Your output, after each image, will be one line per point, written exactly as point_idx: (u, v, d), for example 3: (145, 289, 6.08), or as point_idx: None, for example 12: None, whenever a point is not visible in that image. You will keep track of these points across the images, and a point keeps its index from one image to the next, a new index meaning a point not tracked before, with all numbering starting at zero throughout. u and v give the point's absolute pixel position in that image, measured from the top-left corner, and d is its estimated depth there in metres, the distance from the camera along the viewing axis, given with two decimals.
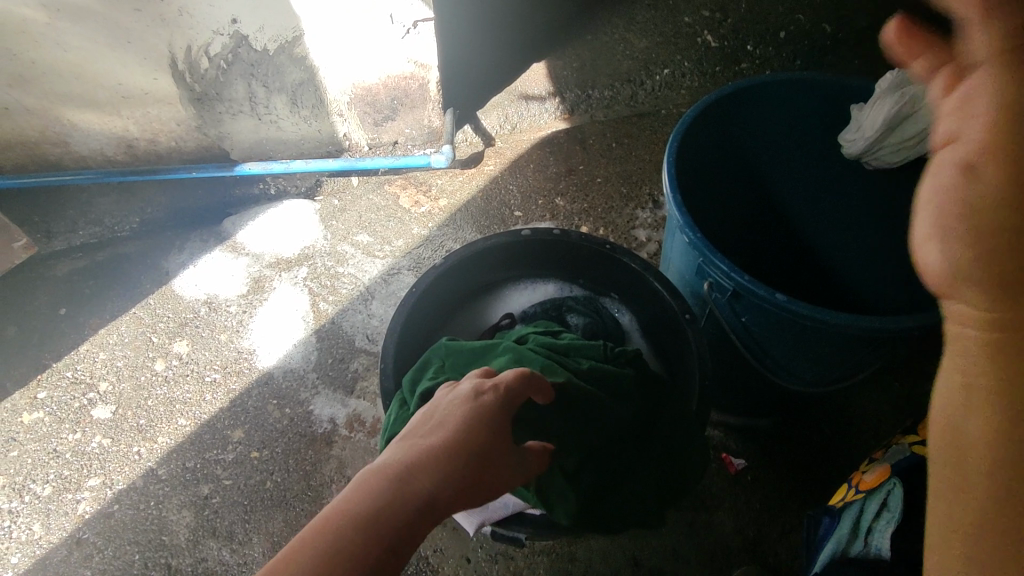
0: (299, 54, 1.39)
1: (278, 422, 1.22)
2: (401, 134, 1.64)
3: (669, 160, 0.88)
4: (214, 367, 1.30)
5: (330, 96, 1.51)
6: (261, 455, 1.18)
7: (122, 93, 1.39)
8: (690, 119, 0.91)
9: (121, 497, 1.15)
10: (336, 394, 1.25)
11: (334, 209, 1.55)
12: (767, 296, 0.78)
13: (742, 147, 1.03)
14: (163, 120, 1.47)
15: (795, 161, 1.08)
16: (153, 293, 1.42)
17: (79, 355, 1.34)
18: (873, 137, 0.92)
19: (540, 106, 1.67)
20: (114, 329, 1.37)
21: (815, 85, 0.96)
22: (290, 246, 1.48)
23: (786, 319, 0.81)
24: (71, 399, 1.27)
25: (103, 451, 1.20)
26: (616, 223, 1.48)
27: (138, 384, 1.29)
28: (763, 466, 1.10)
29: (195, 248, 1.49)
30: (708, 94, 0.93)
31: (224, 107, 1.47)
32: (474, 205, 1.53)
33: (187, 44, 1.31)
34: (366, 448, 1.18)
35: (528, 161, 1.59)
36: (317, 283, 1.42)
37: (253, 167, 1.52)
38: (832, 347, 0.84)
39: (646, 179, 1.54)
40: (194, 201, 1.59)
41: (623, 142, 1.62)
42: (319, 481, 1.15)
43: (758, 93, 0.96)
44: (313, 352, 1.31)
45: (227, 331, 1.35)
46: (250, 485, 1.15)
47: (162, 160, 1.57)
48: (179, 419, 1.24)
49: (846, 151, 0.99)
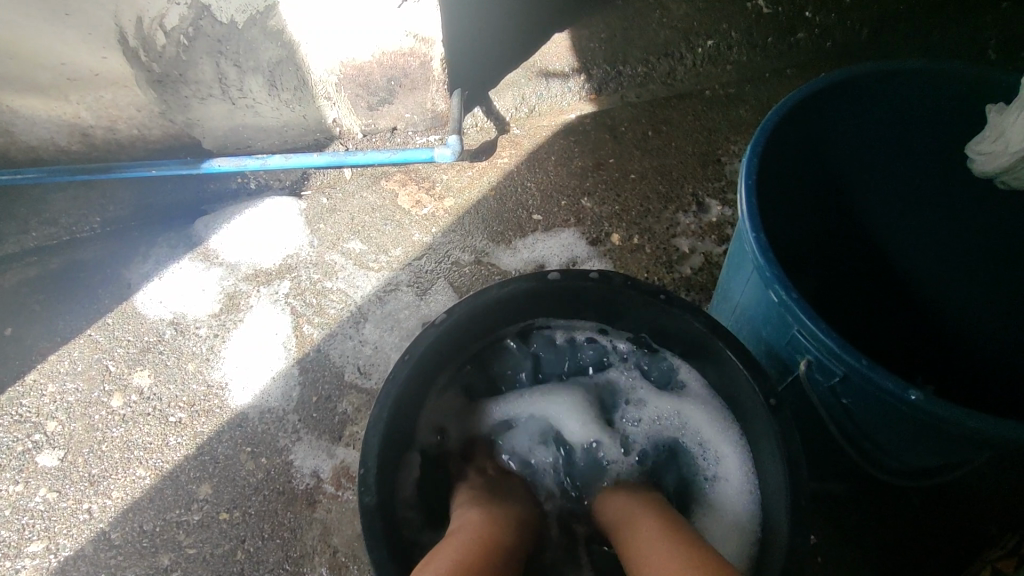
0: (274, 27, 1.15)
1: (251, 475, 1.03)
2: (400, 119, 1.39)
3: (745, 187, 0.66)
4: (179, 405, 1.11)
5: (315, 76, 1.27)
6: (231, 517, 1.00)
7: (67, 75, 1.17)
8: (771, 127, 0.69)
9: (67, 567, 0.98)
10: (321, 441, 1.05)
11: (322, 210, 1.32)
12: (895, 389, 0.56)
13: (828, 158, 0.80)
14: (120, 106, 1.25)
15: (896, 173, 0.84)
16: (111, 311, 1.23)
17: (25, 387, 1.15)
18: (1022, 152, 0.70)
19: (562, 85, 1.41)
20: (65, 356, 1.18)
21: (935, 77, 0.73)
22: (269, 255, 1.27)
23: (910, 413, 0.59)
24: (14, 441, 1.10)
25: (48, 509, 1.03)
26: (653, 231, 1.24)
27: (91, 425, 1.10)
28: (840, 549, 0.87)
29: (160, 256, 1.28)
30: (794, 92, 0.70)
31: (190, 90, 1.24)
32: (485, 207, 1.30)
33: (137, 16, 1.08)
34: (356, 511, 0.99)
35: (549, 153, 1.35)
36: (301, 302, 1.21)
37: (223, 164, 1.29)
38: (965, 443, 0.62)
39: (688, 177, 1.30)
40: (160, 199, 1.37)
41: (661, 130, 1.36)
42: (300, 551, 0.97)
43: (855, 91, 0.74)
44: (295, 388, 1.11)
45: (194, 360, 1.16)
46: (218, 555, 0.98)
47: (123, 152, 1.35)
48: (137, 468, 1.05)
49: (975, 167, 0.77)
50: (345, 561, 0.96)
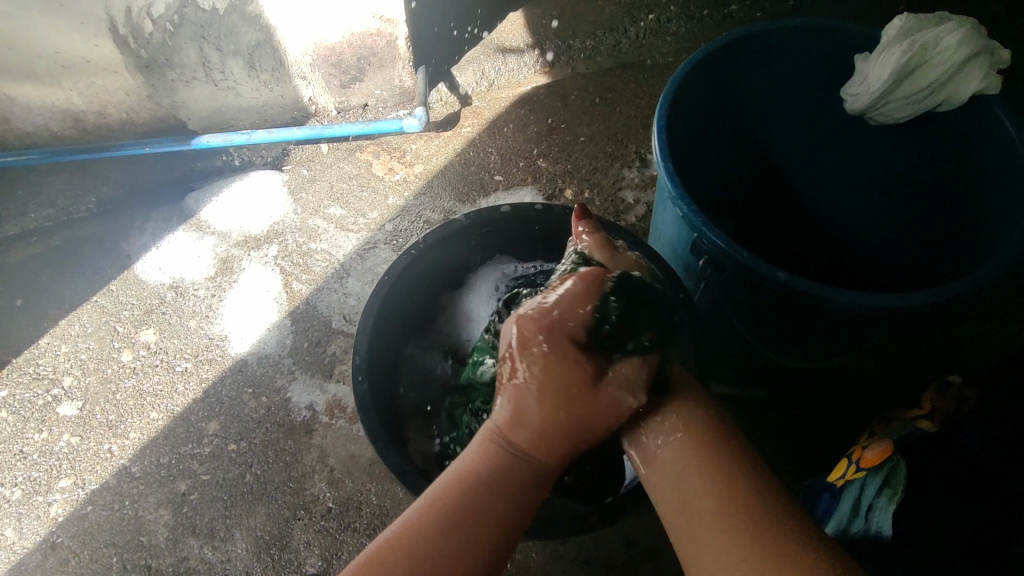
0: (253, 13, 1.27)
1: (254, 411, 1.17)
2: (371, 96, 1.52)
3: (658, 125, 0.81)
4: (184, 356, 1.24)
5: (291, 57, 1.39)
6: (238, 448, 1.14)
7: (60, 64, 1.27)
8: (681, 77, 0.84)
9: (95, 498, 1.11)
10: (314, 379, 1.19)
11: (302, 180, 1.45)
12: (769, 274, 0.72)
13: (736, 105, 0.95)
14: (110, 91, 1.36)
15: (796, 119, 0.99)
16: (114, 279, 1.34)
17: (40, 350, 1.27)
18: (879, 91, 0.85)
19: (518, 59, 1.53)
20: (75, 320, 1.30)
21: (816, 34, 0.88)
22: (257, 222, 1.39)
23: (789, 298, 0.75)
24: (35, 396, 1.22)
25: (72, 450, 1.16)
26: (602, 185, 1.39)
27: (105, 377, 1.23)
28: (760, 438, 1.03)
29: (156, 229, 1.40)
30: (698, 49, 0.85)
31: (175, 73, 1.35)
32: (452, 170, 1.43)
33: (126, 6, 1.19)
34: (348, 435, 1.14)
35: (508, 121, 1.49)
36: (288, 262, 1.34)
37: (211, 139, 1.41)
38: (833, 321, 0.78)
39: (633, 137, 1.45)
40: (153, 176, 1.47)
41: (608, 96, 1.50)
42: (301, 471, 1.11)
43: (754, 46, 0.88)
44: (288, 336, 1.24)
45: (195, 318, 1.28)
46: (229, 479, 1.11)
47: (114, 135, 1.46)
48: (150, 412, 1.18)
49: (848, 107, 0.91)
50: (341, 477, 1.10)
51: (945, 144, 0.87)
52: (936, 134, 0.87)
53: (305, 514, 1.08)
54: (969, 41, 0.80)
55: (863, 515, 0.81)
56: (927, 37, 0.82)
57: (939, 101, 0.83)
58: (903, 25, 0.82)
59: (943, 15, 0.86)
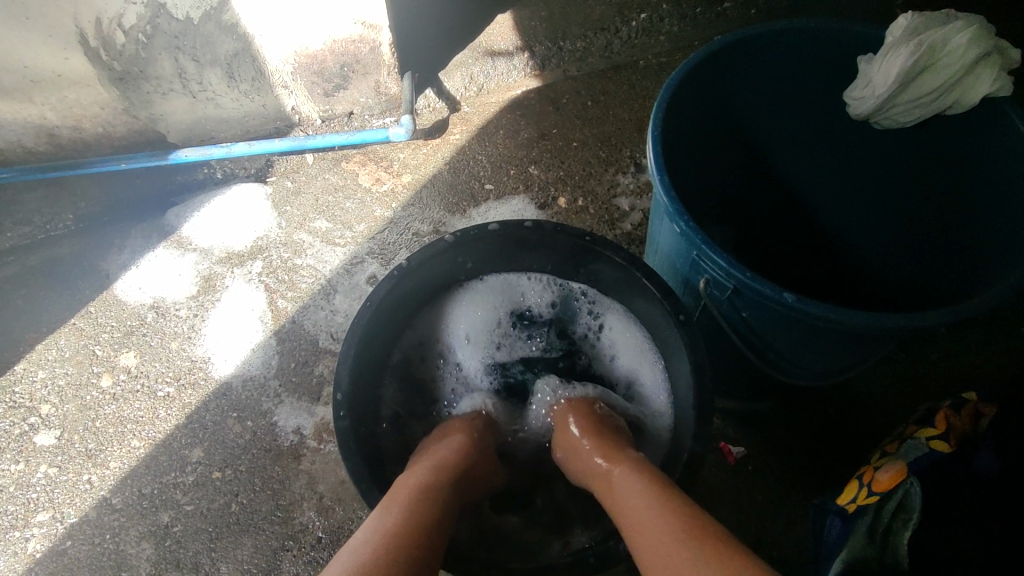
0: (229, 22, 1.22)
1: (239, 437, 1.12)
2: (356, 104, 1.47)
3: (652, 135, 0.76)
4: (166, 380, 1.19)
5: (271, 65, 1.34)
6: (224, 476, 1.09)
7: (30, 78, 1.22)
8: (676, 83, 0.79)
9: (74, 532, 1.07)
10: (301, 402, 1.15)
11: (287, 192, 1.40)
12: (774, 294, 0.68)
13: (734, 109, 0.90)
14: (84, 105, 1.31)
15: (797, 122, 0.95)
16: (92, 300, 1.29)
17: (16, 376, 1.22)
18: (886, 93, 0.81)
19: (507, 63, 1.48)
20: (52, 345, 1.25)
21: (817, 35, 0.83)
22: (240, 238, 1.34)
23: (794, 317, 0.72)
24: (11, 426, 1.17)
25: (50, 482, 1.11)
26: (596, 192, 1.35)
27: (84, 404, 1.18)
28: (764, 454, 0.99)
29: (135, 247, 1.35)
30: (694, 53, 0.81)
31: (151, 85, 1.30)
32: (441, 179, 1.39)
33: (95, 17, 1.14)
34: (338, 460, 1.09)
35: (498, 127, 1.44)
36: (273, 279, 1.29)
37: (189, 153, 1.36)
38: (842, 339, 0.74)
39: (627, 141, 1.40)
40: (131, 192, 1.42)
41: (601, 99, 1.46)
42: (289, 499, 1.07)
43: (752, 48, 0.83)
44: (274, 356, 1.20)
45: (177, 339, 1.24)
46: (214, 509, 1.07)
47: (90, 150, 1.41)
48: (131, 440, 1.14)
49: (851, 110, 0.88)
50: (331, 504, 1.06)
51: (953, 148, 0.83)
52: (944, 138, 0.84)
53: (294, 544, 1.04)
54: (977, 42, 0.77)
55: (879, 544, 0.77)
56: (935, 37, 0.78)
57: (948, 105, 0.80)
58: (910, 24, 0.78)
59: (947, 13, 0.82)
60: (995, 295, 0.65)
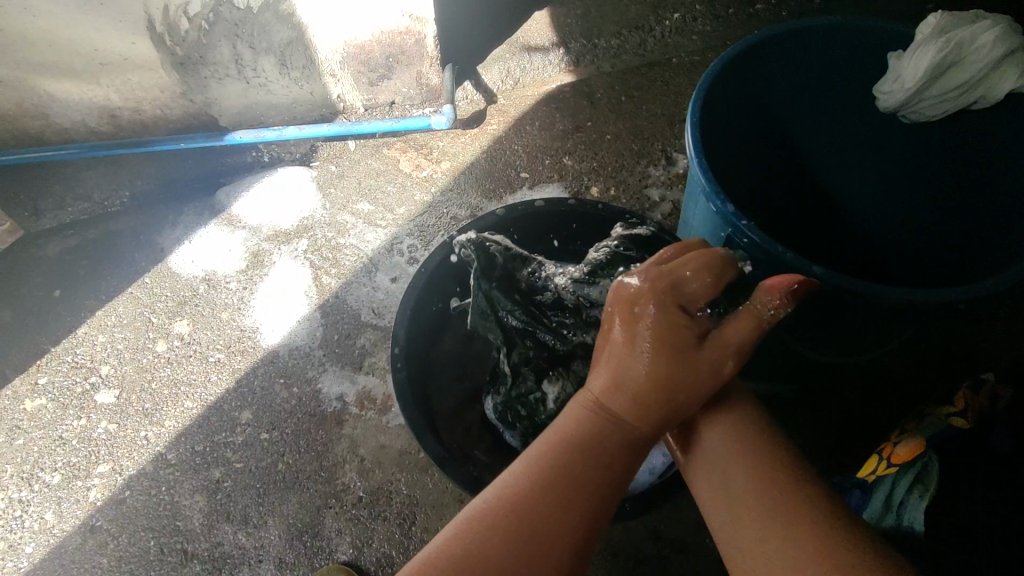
0: (285, 11, 1.29)
1: (286, 402, 1.19)
2: (398, 94, 1.54)
3: (691, 121, 0.82)
4: (217, 347, 1.27)
5: (321, 55, 1.41)
6: (271, 437, 1.16)
7: (99, 60, 1.30)
8: (713, 73, 0.84)
9: (132, 483, 1.14)
10: (344, 370, 1.21)
11: (332, 175, 1.47)
12: (803, 268, 0.73)
13: (766, 103, 0.95)
14: (146, 88, 1.39)
15: (828, 115, 1.00)
16: (148, 271, 1.37)
17: (77, 339, 1.30)
18: (914, 88, 0.85)
19: (543, 58, 1.54)
20: (111, 311, 1.33)
21: (850, 32, 0.89)
22: (288, 217, 1.42)
23: (822, 294, 0.77)
24: (74, 384, 1.25)
25: (110, 437, 1.19)
26: (628, 183, 1.40)
27: (141, 367, 1.26)
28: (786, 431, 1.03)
29: (188, 223, 1.43)
30: (732, 45, 0.86)
31: (209, 71, 1.38)
32: (478, 167, 1.45)
33: (163, 4, 1.22)
34: (378, 426, 1.16)
35: (534, 119, 1.50)
36: (318, 256, 1.36)
37: (243, 135, 1.43)
38: (866, 317, 0.79)
39: (658, 135, 1.45)
40: (185, 172, 1.50)
41: (634, 95, 1.51)
42: (332, 461, 1.13)
43: (787, 43, 0.89)
44: (319, 328, 1.27)
45: (227, 310, 1.31)
46: (262, 468, 1.14)
47: (148, 131, 1.49)
48: (185, 401, 1.21)
49: (880, 104, 0.92)
50: (371, 466, 1.12)
51: (980, 143, 0.88)
52: (971, 131, 0.88)
53: (337, 502, 1.10)
54: (1002, 41, 0.82)
55: (895, 512, 0.82)
56: (963, 34, 0.83)
57: (974, 100, 0.85)
58: (939, 23, 0.83)
59: (974, 13, 0.87)
60: (1015, 275, 0.70)
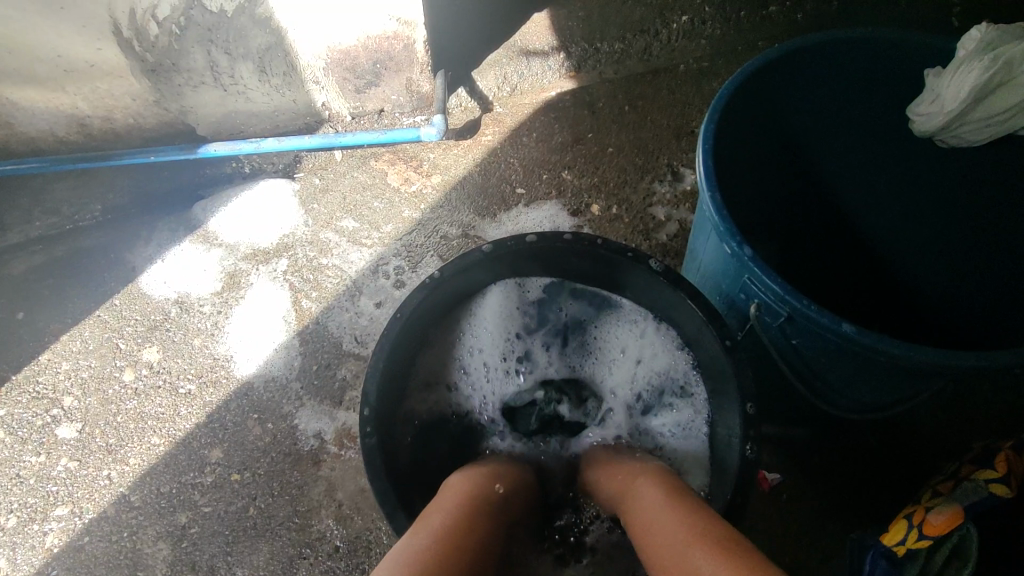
0: (262, 15, 1.20)
1: (260, 439, 1.10)
2: (387, 101, 1.44)
3: (702, 148, 0.72)
4: (188, 377, 1.18)
5: (303, 61, 1.32)
6: (242, 478, 1.08)
7: (63, 67, 1.21)
8: (728, 92, 0.75)
9: (92, 528, 1.06)
10: (322, 405, 1.12)
11: (314, 190, 1.38)
12: (831, 324, 0.63)
13: (785, 125, 0.86)
14: (116, 96, 1.30)
15: (853, 137, 0.90)
16: (118, 292, 1.29)
17: (39, 366, 1.22)
18: (956, 111, 0.76)
19: (542, 63, 1.44)
20: (76, 336, 1.24)
21: (881, 46, 0.78)
22: (267, 235, 1.33)
23: (851, 351, 0.67)
24: (34, 416, 1.17)
25: (71, 476, 1.11)
26: (631, 201, 1.31)
27: (106, 398, 1.17)
28: (802, 484, 0.94)
29: (161, 240, 1.34)
30: (750, 60, 0.76)
31: (182, 78, 1.29)
32: (471, 182, 1.36)
33: (129, 7, 1.13)
34: (358, 467, 1.07)
35: (531, 129, 1.41)
36: (298, 278, 1.27)
37: (218, 147, 1.34)
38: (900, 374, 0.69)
39: (664, 148, 1.36)
40: (158, 185, 1.41)
41: (638, 104, 1.41)
42: (308, 505, 1.05)
43: (810, 57, 0.79)
44: (296, 358, 1.18)
45: (200, 336, 1.22)
46: (231, 512, 1.05)
47: (121, 141, 1.40)
48: (151, 437, 1.13)
49: (915, 126, 0.83)
50: (349, 513, 1.04)
51: None
52: None
53: (312, 552, 1.02)
54: None
55: None
56: (1013, 50, 0.73)
57: (1021, 123, 0.76)
58: (986, 38, 0.74)
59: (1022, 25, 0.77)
60: None
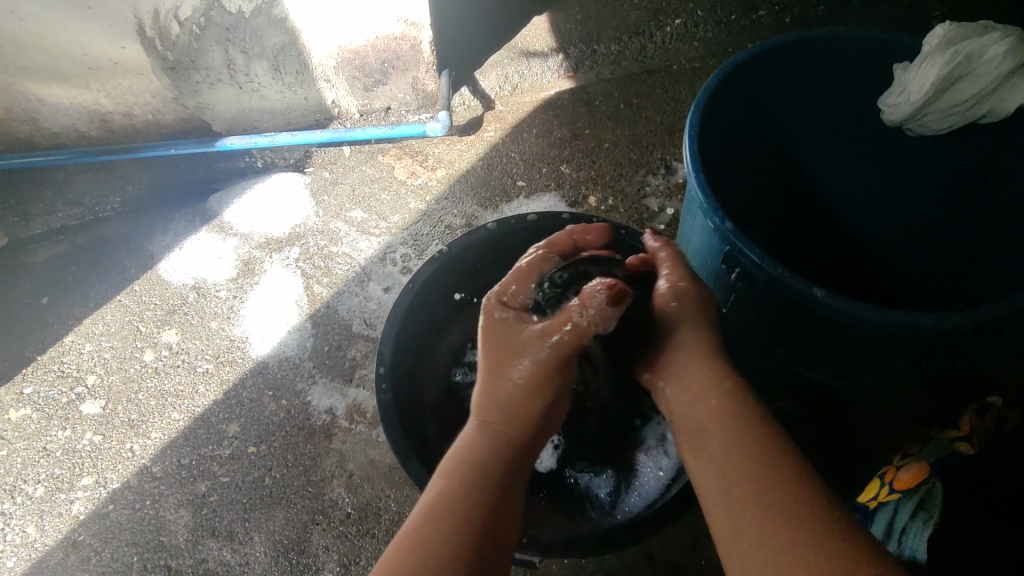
0: (278, 15, 1.27)
1: (274, 414, 1.17)
2: (393, 99, 1.52)
3: (689, 134, 0.79)
4: (205, 357, 1.24)
5: (314, 60, 1.39)
6: (258, 450, 1.14)
7: (89, 64, 1.28)
8: (714, 83, 0.82)
9: (116, 497, 1.12)
10: (334, 383, 1.19)
11: (325, 182, 1.45)
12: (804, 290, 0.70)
13: (767, 115, 0.93)
14: (137, 93, 1.37)
15: (830, 127, 0.97)
16: (137, 279, 1.35)
17: (64, 347, 1.28)
18: (920, 101, 0.83)
19: (542, 63, 1.51)
20: (99, 319, 1.31)
21: (854, 43, 0.86)
22: (279, 224, 1.39)
23: (822, 316, 0.74)
24: (59, 394, 1.23)
25: (95, 449, 1.17)
26: (626, 192, 1.38)
27: (127, 377, 1.24)
28: None
29: (179, 229, 1.41)
30: (734, 55, 0.83)
31: (200, 76, 1.36)
32: (474, 175, 1.43)
33: (153, 8, 1.20)
34: (368, 440, 1.13)
35: (531, 126, 1.48)
36: (310, 265, 1.34)
37: (234, 142, 1.41)
38: (868, 340, 0.76)
39: (657, 144, 1.43)
40: (176, 177, 1.47)
41: (633, 102, 1.48)
42: (320, 475, 1.11)
43: (789, 52, 0.86)
44: (309, 339, 1.24)
45: (217, 319, 1.29)
46: (248, 482, 1.11)
47: (140, 136, 1.47)
48: (171, 412, 1.19)
49: (885, 117, 0.90)
50: (360, 482, 1.10)
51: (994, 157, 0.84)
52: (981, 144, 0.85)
53: (324, 518, 1.08)
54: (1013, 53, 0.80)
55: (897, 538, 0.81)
56: (971, 46, 0.81)
57: (982, 112, 0.83)
58: (947, 34, 0.81)
59: (982, 24, 0.85)
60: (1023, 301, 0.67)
